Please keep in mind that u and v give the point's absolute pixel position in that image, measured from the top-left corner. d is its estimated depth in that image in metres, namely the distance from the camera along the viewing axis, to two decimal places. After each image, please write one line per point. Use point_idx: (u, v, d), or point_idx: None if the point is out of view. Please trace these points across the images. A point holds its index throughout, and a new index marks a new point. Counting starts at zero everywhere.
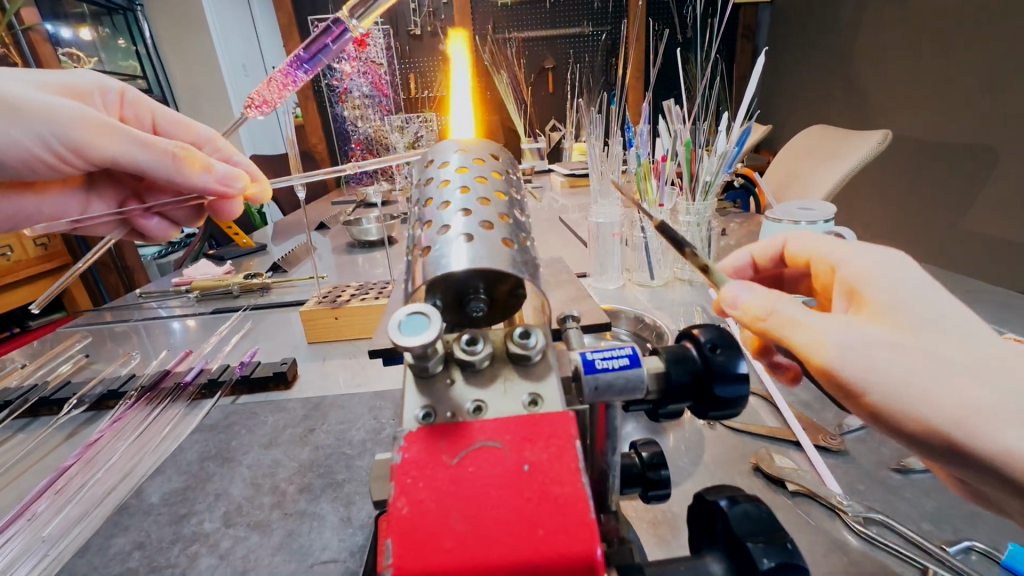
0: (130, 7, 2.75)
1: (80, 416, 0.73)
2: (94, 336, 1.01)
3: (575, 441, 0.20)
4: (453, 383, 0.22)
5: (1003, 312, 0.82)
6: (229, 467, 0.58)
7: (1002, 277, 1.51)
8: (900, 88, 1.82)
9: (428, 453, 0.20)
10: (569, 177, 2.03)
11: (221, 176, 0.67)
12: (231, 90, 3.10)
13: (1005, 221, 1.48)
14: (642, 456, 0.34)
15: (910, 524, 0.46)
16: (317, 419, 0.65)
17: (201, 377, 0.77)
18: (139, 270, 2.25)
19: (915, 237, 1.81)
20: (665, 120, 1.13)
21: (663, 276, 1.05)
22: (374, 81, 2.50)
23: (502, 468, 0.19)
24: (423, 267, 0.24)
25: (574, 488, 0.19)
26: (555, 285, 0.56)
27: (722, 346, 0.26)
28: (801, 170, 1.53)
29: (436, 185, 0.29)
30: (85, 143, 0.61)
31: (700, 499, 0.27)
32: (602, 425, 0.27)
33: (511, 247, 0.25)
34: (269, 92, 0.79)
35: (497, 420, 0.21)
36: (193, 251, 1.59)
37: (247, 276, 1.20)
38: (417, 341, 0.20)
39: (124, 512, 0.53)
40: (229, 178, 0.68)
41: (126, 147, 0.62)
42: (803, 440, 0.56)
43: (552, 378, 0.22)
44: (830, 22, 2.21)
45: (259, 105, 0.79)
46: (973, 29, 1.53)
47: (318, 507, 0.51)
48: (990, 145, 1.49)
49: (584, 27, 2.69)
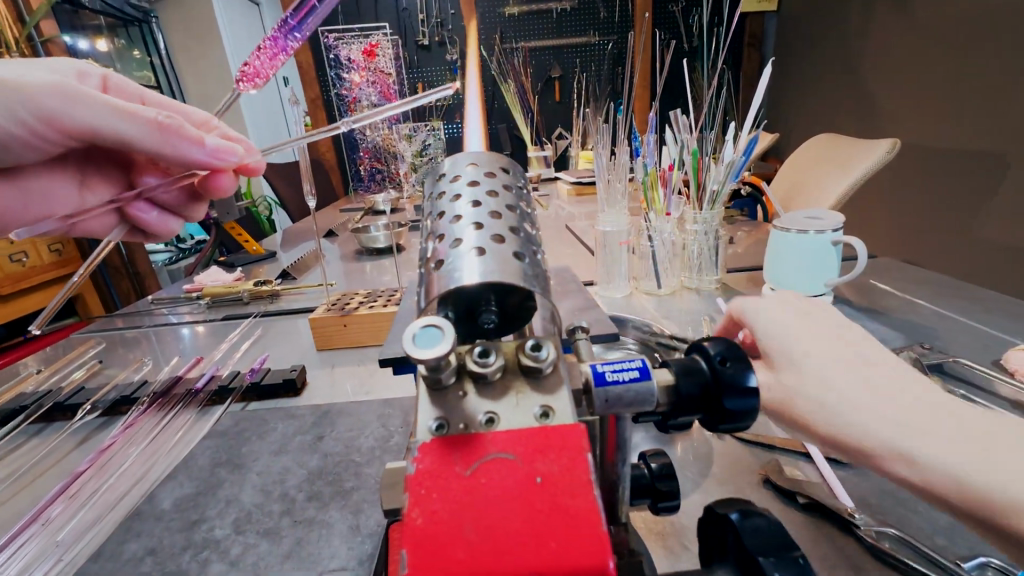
0: (145, 19, 2.83)
1: (94, 421, 0.74)
2: (107, 342, 1.03)
3: (586, 454, 0.20)
4: (466, 395, 0.22)
5: (1016, 322, 0.81)
6: (239, 473, 0.58)
7: (1014, 287, 1.49)
8: (908, 96, 1.82)
9: (442, 464, 0.20)
10: (576, 186, 2.04)
11: (210, 148, 0.63)
12: (243, 99, 3.16)
13: (1016, 229, 1.46)
14: (652, 467, 0.35)
15: (923, 538, 0.45)
16: (326, 427, 0.66)
17: (211, 383, 0.78)
18: (151, 277, 2.30)
19: (924, 246, 1.80)
20: (672, 128, 1.13)
21: (670, 286, 1.05)
22: (383, 91, 2.61)
23: (514, 480, 0.20)
24: (437, 281, 0.25)
25: (585, 501, 0.19)
26: (562, 295, 0.56)
27: (731, 358, 0.26)
28: (809, 178, 1.52)
29: (448, 199, 0.29)
30: (58, 113, 0.59)
31: (710, 511, 0.27)
32: (611, 438, 0.27)
33: (522, 261, 0.26)
34: (261, 63, 0.72)
35: (510, 432, 0.21)
36: (204, 258, 1.62)
37: (257, 283, 1.21)
38: (430, 355, 0.20)
39: (136, 517, 0.53)
40: (221, 152, 0.64)
41: (105, 116, 0.60)
42: (813, 452, 0.55)
43: (563, 391, 0.22)
44: (836, 30, 2.22)
45: (252, 76, 0.71)
46: (979, 38, 1.53)
47: (327, 515, 0.51)
48: (1000, 154, 1.48)
49: (590, 37, 2.71)
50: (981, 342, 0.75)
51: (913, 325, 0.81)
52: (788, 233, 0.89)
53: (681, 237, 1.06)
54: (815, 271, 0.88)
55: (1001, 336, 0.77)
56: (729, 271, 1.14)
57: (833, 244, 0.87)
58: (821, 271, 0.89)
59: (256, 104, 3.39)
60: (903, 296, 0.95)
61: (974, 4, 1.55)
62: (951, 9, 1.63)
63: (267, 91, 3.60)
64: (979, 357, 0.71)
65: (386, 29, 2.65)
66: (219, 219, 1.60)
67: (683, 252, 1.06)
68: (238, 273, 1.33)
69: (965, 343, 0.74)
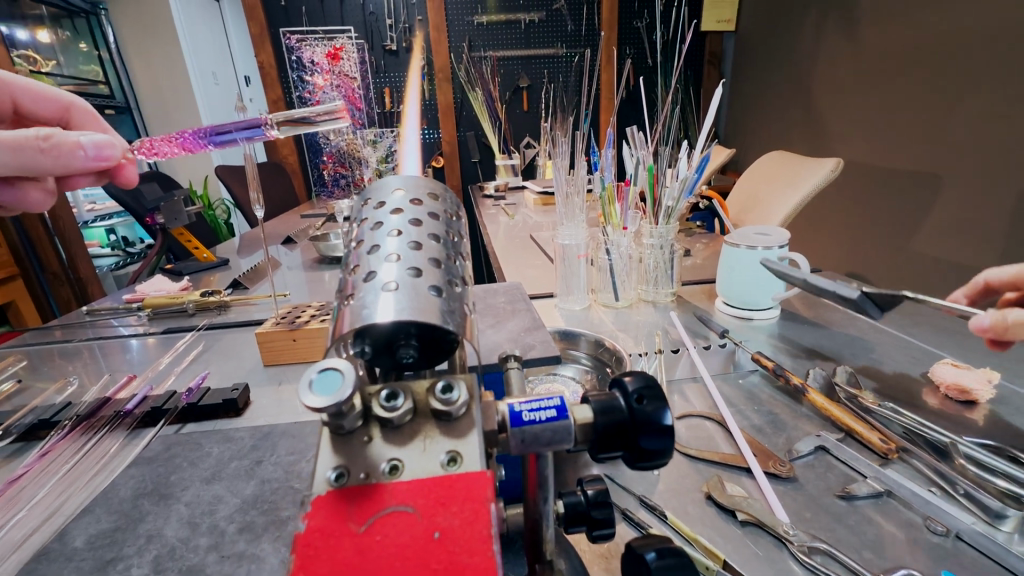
0: (93, 11, 2.71)
1: (7, 448, 0.68)
2: (32, 358, 0.95)
3: (490, 506, 0.19)
4: (371, 441, 0.21)
5: (944, 336, 0.84)
6: (165, 504, 0.54)
7: (957, 296, 1.61)
8: (857, 115, 1.96)
9: (335, 520, 0.19)
10: (541, 195, 2.07)
11: (92, 148, 0.66)
12: (199, 100, 3.05)
13: (952, 244, 1.60)
14: (587, 494, 0.35)
15: (852, 552, 0.47)
16: (265, 450, 0.63)
17: (144, 405, 0.74)
18: (94, 282, 2.16)
19: (874, 255, 1.92)
20: (629, 144, 1.18)
21: (628, 297, 1.06)
22: (348, 94, 2.71)
23: (410, 536, 0.19)
24: (347, 315, 0.24)
25: (482, 559, 0.19)
26: (509, 313, 0.55)
27: (649, 395, 0.26)
28: (762, 195, 1.69)
29: (371, 227, 0.28)
30: None
31: (627, 548, 0.27)
32: (533, 475, 0.26)
33: (439, 295, 0.25)
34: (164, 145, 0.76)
35: (411, 482, 0.20)
36: (150, 264, 1.54)
37: (203, 293, 1.16)
38: (325, 401, 0.19)
39: (42, 558, 0.49)
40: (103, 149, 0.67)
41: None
42: (753, 467, 0.57)
43: (474, 436, 0.21)
44: (790, 53, 2.36)
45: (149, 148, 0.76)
46: (919, 72, 1.67)
47: (258, 549, 0.48)
48: (933, 174, 1.64)
49: (558, 49, 2.75)
50: (912, 355, 0.79)
51: (854, 337, 0.85)
52: (739, 249, 0.92)
53: (638, 251, 1.07)
54: (763, 286, 0.92)
55: (930, 350, 0.80)
56: (685, 285, 1.17)
57: (779, 259, 0.90)
58: (769, 285, 0.92)
59: (215, 105, 3.27)
60: (844, 309, 0.97)
61: (919, 37, 1.66)
62: (905, 37, 1.72)
63: (226, 89, 3.48)
64: (908, 369, 0.75)
65: (351, 32, 2.62)
66: (166, 225, 1.50)
67: (640, 265, 1.08)
68: (184, 282, 1.27)
69: (896, 356, 0.78)
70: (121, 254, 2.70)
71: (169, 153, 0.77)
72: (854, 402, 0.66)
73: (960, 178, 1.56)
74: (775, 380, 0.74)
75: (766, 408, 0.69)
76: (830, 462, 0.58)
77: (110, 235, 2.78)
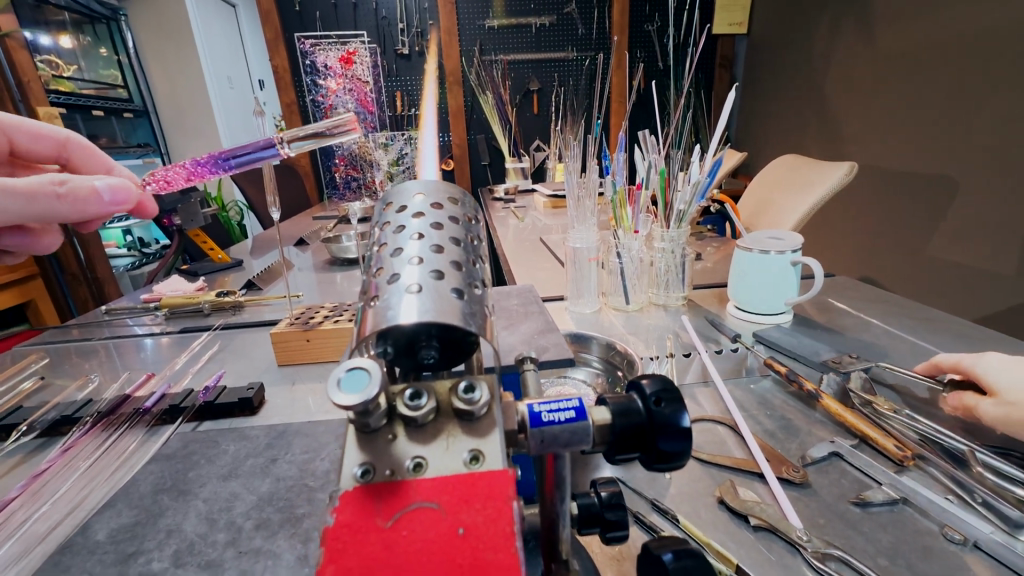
0: (114, 17, 2.76)
1: (30, 443, 0.69)
2: (54, 355, 0.98)
3: (512, 503, 0.20)
4: (396, 438, 0.22)
5: (960, 342, 0.83)
6: (184, 500, 0.56)
7: (974, 302, 1.59)
8: (871, 119, 1.94)
9: (362, 515, 0.20)
10: (551, 198, 2.08)
11: (108, 190, 0.65)
12: (214, 103, 3.11)
13: (970, 249, 1.58)
14: (601, 496, 0.35)
15: (867, 558, 0.47)
16: (279, 448, 0.64)
17: (162, 402, 0.75)
18: (111, 282, 2.20)
19: (889, 260, 1.90)
20: (641, 148, 1.18)
21: (638, 301, 1.06)
22: (360, 98, 2.74)
23: (435, 532, 0.20)
24: (372, 316, 0.24)
25: (506, 555, 0.19)
26: (522, 316, 0.56)
27: (666, 398, 0.26)
28: (774, 199, 1.68)
29: (393, 231, 0.29)
30: None
31: (643, 549, 0.28)
32: (551, 475, 0.27)
33: (461, 297, 0.25)
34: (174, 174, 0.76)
35: (435, 479, 0.21)
36: (167, 264, 1.57)
37: (219, 294, 1.17)
38: (355, 399, 0.20)
39: (66, 550, 0.50)
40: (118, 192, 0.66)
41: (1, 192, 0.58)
42: (766, 472, 0.57)
43: (495, 435, 0.22)
44: (803, 55, 2.35)
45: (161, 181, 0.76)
46: (936, 74, 1.65)
47: (274, 545, 0.49)
48: (949, 179, 1.62)
49: (569, 52, 2.76)
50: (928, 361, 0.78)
51: (868, 343, 0.84)
52: (751, 253, 0.92)
53: (649, 255, 1.07)
54: (775, 291, 0.91)
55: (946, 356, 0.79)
56: (696, 288, 1.16)
57: (792, 264, 0.90)
58: (781, 290, 0.91)
59: (230, 109, 3.32)
60: (858, 314, 0.96)
61: (936, 39, 1.64)
62: (921, 39, 1.70)
63: (240, 93, 3.53)
64: None
65: (364, 37, 2.65)
66: (183, 226, 1.53)
67: (651, 269, 1.08)
68: (200, 282, 1.30)
69: (911, 363, 0.77)
70: (137, 255, 2.74)
71: (180, 184, 0.77)
72: (868, 408, 0.65)
73: (977, 183, 1.53)
74: (787, 386, 0.74)
75: (778, 413, 0.68)
76: (845, 468, 0.58)
77: (127, 235, 2.83)
